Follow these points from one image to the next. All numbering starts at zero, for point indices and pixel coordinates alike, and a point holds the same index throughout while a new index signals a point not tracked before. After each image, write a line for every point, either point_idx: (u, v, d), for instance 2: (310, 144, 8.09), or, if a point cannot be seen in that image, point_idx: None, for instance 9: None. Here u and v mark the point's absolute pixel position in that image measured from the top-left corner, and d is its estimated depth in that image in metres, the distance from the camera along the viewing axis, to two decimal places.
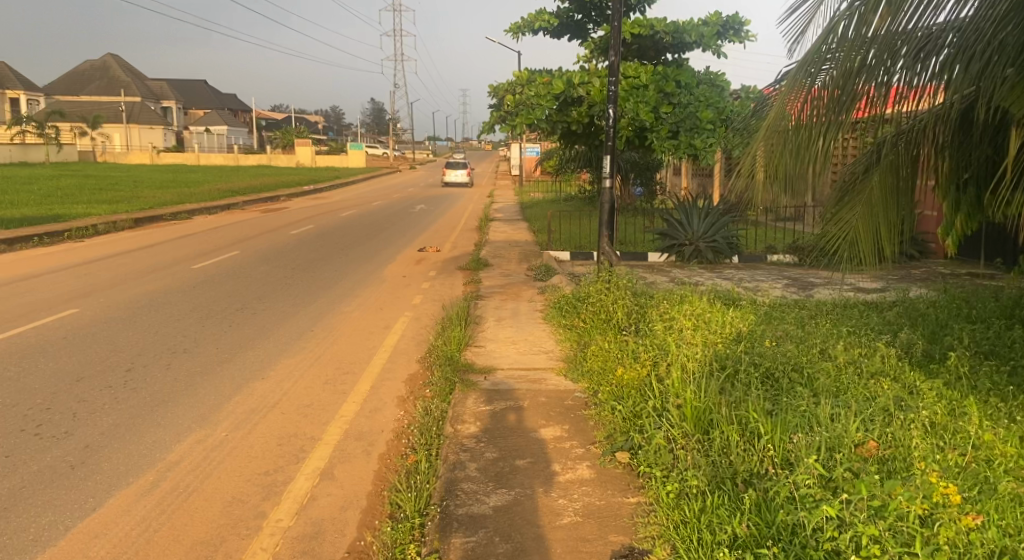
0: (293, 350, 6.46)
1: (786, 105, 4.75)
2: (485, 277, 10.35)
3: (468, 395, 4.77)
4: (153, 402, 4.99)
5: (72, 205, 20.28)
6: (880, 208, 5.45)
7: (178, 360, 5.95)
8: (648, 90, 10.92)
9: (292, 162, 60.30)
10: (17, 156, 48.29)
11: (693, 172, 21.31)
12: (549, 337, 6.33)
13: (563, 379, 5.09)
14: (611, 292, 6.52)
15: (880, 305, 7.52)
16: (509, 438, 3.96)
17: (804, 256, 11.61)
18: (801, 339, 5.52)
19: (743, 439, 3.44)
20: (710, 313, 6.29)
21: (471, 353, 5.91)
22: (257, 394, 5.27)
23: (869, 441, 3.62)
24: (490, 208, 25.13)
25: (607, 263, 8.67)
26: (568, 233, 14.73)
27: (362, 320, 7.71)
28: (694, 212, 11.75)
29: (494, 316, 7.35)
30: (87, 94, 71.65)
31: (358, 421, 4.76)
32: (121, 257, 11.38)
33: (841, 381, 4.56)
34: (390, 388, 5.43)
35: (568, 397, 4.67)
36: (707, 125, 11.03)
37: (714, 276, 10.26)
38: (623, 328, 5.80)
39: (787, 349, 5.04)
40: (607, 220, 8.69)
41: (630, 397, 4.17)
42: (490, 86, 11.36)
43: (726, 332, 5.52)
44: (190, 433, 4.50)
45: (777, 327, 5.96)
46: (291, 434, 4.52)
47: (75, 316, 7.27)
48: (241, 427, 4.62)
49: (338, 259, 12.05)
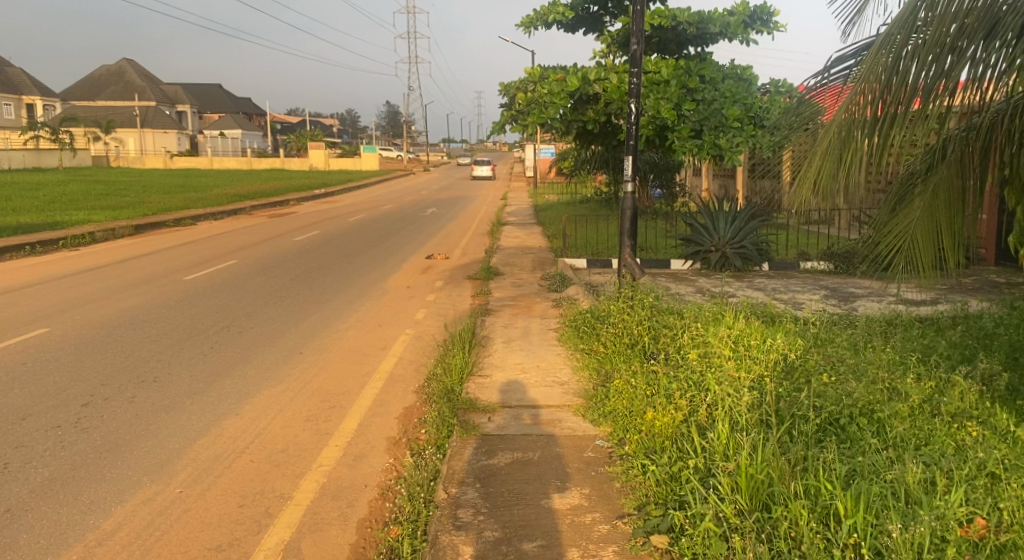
0: (275, 378, 5.72)
1: (848, 110, 4.24)
2: (494, 287, 9.62)
3: (467, 443, 3.99)
4: (102, 447, 4.25)
5: (74, 211, 19.70)
6: (942, 210, 4.79)
7: (145, 393, 5.24)
8: (670, 86, 9.94)
9: (305, 165, 60.05)
10: (31, 163, 48.22)
11: (715, 173, 20.48)
12: (564, 364, 5.57)
13: (581, 421, 4.30)
14: (634, 312, 5.75)
15: (939, 323, 6.66)
16: (515, 508, 3.18)
17: (842, 263, 10.73)
18: (863, 370, 4.68)
19: (815, 521, 2.65)
20: (750, 337, 5.46)
21: (474, 384, 5.13)
22: (226, 435, 4.53)
23: (975, 518, 2.84)
24: (503, 210, 24.40)
25: (629, 276, 7.84)
26: (584, 238, 13.86)
27: (357, 339, 6.99)
28: (720, 216, 10.87)
29: (503, 336, 6.57)
30: (102, 99, 71.84)
31: (338, 473, 4.01)
32: (111, 268, 10.75)
33: (921, 429, 3.76)
34: (379, 429, 4.67)
35: (587, 446, 3.89)
36: (734, 123, 10.25)
37: (744, 286, 9.51)
38: (650, 356, 5.04)
39: (852, 386, 4.20)
40: (630, 229, 7.84)
41: (665, 453, 3.41)
42: (501, 83, 10.58)
43: (775, 362, 4.70)
44: (136, 489, 3.74)
45: (829, 354, 5.13)
46: (256, 491, 3.75)
47: (43, 339, 6.59)
48: (199, 481, 3.85)
49: (339, 269, 11.31)
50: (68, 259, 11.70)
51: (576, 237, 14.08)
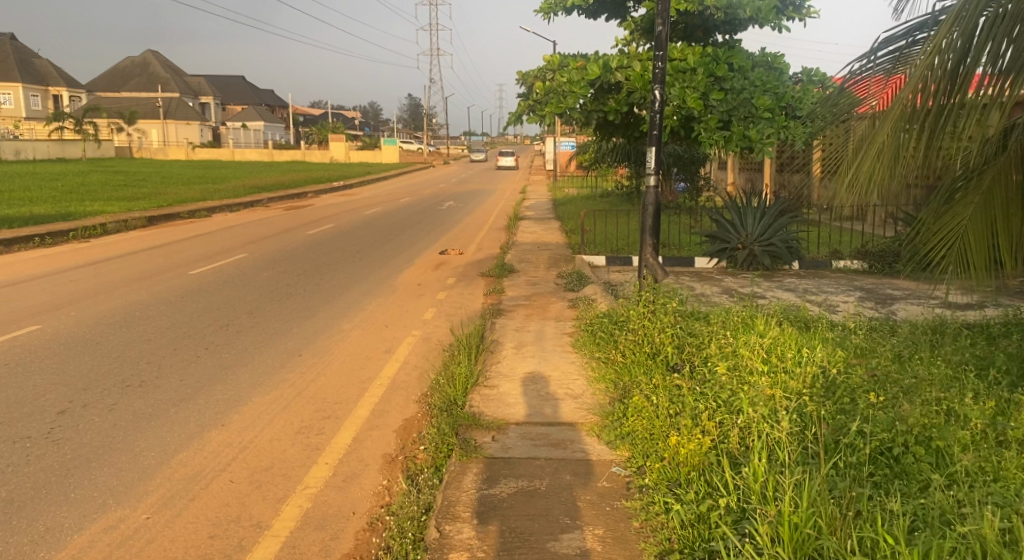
0: (269, 384, 5.33)
1: (904, 103, 3.95)
2: (508, 285, 9.19)
3: (468, 468, 3.55)
4: (72, 463, 3.90)
5: (90, 202, 19.55)
6: (1001, 206, 4.33)
7: (128, 399, 4.89)
8: (696, 74, 9.44)
9: (326, 158, 60.08)
10: (55, 154, 48.70)
11: (742, 167, 19.88)
12: (579, 373, 5.12)
13: (595, 443, 3.86)
14: (656, 316, 5.28)
15: (990, 330, 6.11)
16: (517, 552, 2.74)
17: (878, 262, 10.15)
18: (912, 387, 4.15)
19: None
20: (785, 348, 4.96)
21: (479, 396, 4.69)
22: (207, 450, 4.14)
23: None
24: (522, 204, 23.96)
25: (651, 276, 7.34)
26: (604, 233, 13.38)
27: (361, 341, 6.60)
28: (748, 212, 10.33)
29: (514, 340, 6.14)
30: (127, 90, 72.49)
31: (324, 497, 3.60)
32: (117, 260, 10.51)
33: (987, 460, 3.22)
34: (374, 445, 4.26)
35: (602, 475, 3.43)
36: (764, 113, 9.71)
37: (773, 287, 8.96)
38: (674, 366, 4.58)
39: (905, 408, 3.66)
40: (652, 226, 7.33)
41: (691, 488, 2.97)
42: (518, 72, 10.05)
43: (813, 377, 4.20)
44: (100, 514, 3.37)
45: (874, 368, 4.59)
46: (229, 519, 3.36)
47: (32, 337, 6.29)
48: (169, 506, 3.47)
49: (349, 264, 10.96)
50: (75, 251, 11.47)
51: (595, 232, 13.60)
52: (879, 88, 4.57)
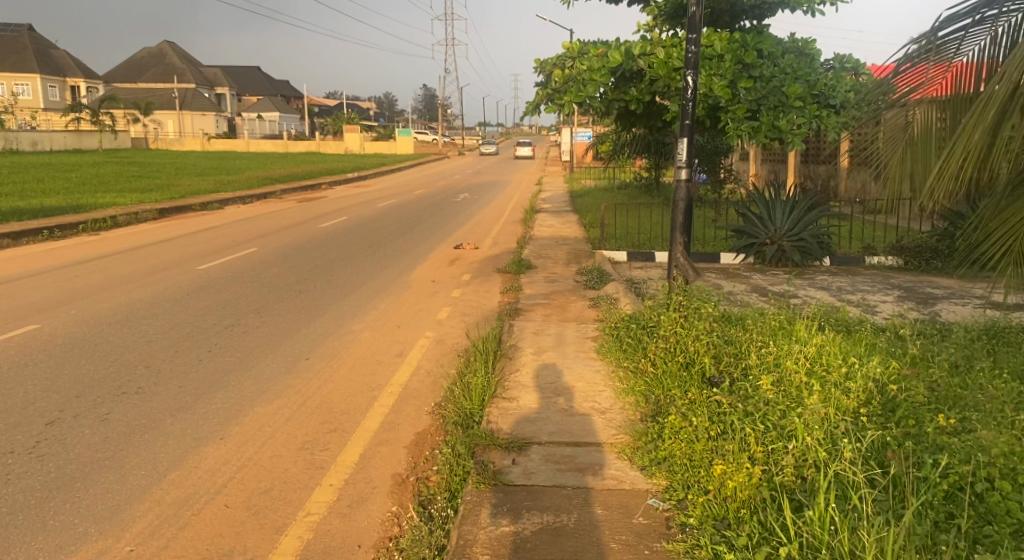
0: (273, 392, 5.00)
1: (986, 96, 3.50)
2: (526, 282, 8.80)
3: (486, 498, 3.18)
4: (54, 483, 3.57)
5: (102, 194, 19.37)
6: None
7: (122, 408, 4.58)
8: (725, 61, 8.88)
9: (341, 149, 59.90)
10: (72, 144, 48.90)
11: (765, 158, 19.32)
12: (605, 384, 4.73)
13: (627, 468, 3.47)
14: (688, 322, 4.87)
15: None
16: None
17: (914, 258, 9.63)
18: (981, 405, 3.71)
19: None
20: (833, 357, 4.53)
21: (497, 409, 4.31)
22: (201, 469, 3.81)
23: None
24: (539, 197, 23.53)
25: (681, 279, 6.73)
26: (624, 226, 12.93)
27: (371, 343, 6.26)
28: (777, 206, 9.86)
29: (534, 345, 5.75)
30: (144, 81, 72.71)
31: (327, 527, 3.25)
32: (124, 255, 10.26)
33: None
34: (384, 464, 3.90)
35: (638, 509, 3.05)
36: (796, 102, 9.15)
37: (806, 285, 8.49)
38: (711, 378, 4.16)
39: (981, 433, 3.22)
40: (681, 222, 6.88)
41: (743, 530, 2.57)
42: (536, 60, 9.59)
43: (868, 395, 3.77)
44: (76, 547, 3.03)
45: (936, 383, 4.13)
46: (221, 553, 3.01)
47: (26, 338, 5.99)
48: (156, 536, 3.13)
49: (362, 259, 10.64)
50: (82, 245, 11.22)
51: (615, 226, 13.16)
52: (938, 73, 4.11)
